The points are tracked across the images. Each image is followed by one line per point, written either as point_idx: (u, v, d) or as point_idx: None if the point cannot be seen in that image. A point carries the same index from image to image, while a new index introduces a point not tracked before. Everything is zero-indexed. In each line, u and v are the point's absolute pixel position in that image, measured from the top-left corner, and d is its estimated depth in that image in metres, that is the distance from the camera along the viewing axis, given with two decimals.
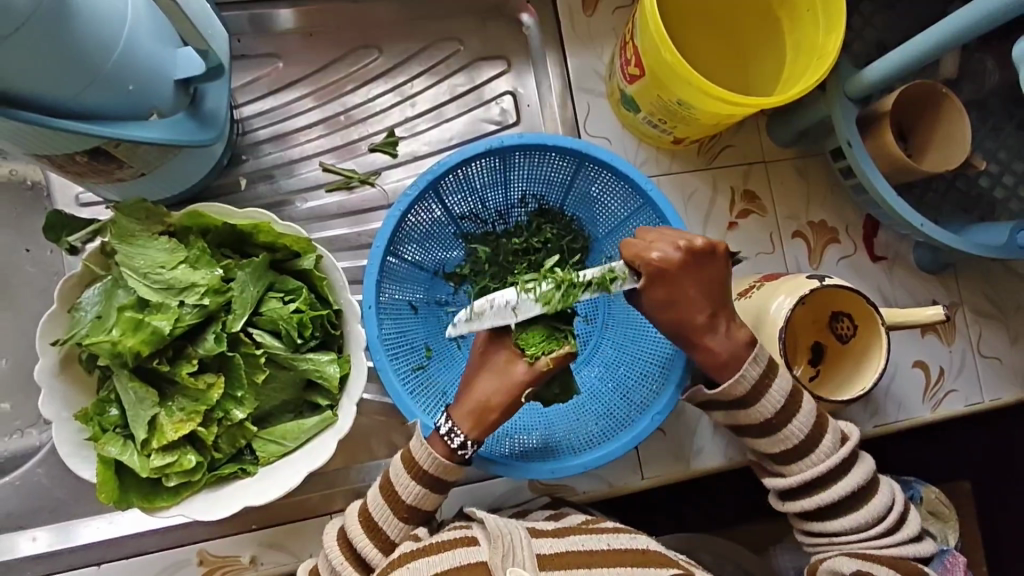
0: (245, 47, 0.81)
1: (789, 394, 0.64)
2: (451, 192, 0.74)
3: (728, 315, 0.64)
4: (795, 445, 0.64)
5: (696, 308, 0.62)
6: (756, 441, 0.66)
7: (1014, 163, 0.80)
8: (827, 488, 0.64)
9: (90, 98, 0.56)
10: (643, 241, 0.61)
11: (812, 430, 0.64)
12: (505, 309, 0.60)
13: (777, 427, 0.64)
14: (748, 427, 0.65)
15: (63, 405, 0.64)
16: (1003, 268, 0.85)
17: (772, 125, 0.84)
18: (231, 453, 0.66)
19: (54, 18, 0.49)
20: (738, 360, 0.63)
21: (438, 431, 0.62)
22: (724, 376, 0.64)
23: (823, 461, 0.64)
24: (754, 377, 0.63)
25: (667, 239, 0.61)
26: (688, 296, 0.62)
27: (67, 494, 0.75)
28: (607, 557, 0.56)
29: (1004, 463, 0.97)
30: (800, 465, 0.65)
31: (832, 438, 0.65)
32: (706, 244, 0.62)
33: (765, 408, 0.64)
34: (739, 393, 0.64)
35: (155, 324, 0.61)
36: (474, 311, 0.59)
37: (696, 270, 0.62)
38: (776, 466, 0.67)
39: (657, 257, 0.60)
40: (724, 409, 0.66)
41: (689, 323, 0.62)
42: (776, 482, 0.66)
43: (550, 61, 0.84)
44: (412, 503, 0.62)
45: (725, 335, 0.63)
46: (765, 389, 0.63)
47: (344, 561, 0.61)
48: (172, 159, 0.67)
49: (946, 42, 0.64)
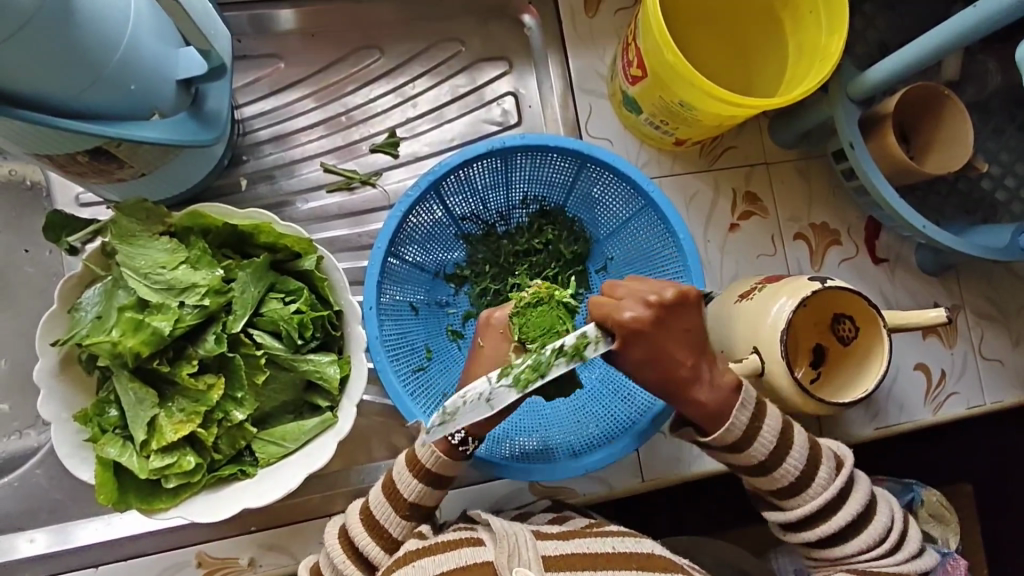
0: (246, 47, 0.81)
1: (779, 433, 0.64)
2: (452, 193, 0.74)
3: (709, 360, 0.60)
4: (792, 481, 0.64)
5: (678, 362, 0.58)
6: (753, 483, 0.65)
7: (1016, 165, 0.80)
8: (832, 514, 0.64)
9: (91, 98, 0.55)
10: (613, 301, 0.56)
11: (807, 465, 0.64)
12: (479, 403, 0.53)
13: (771, 467, 0.64)
14: (741, 468, 0.65)
15: (63, 406, 0.64)
16: (1005, 271, 0.85)
17: (774, 127, 0.84)
18: (231, 454, 0.66)
19: (56, 17, 0.48)
20: (726, 408, 0.61)
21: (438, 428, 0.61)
22: (714, 427, 0.61)
23: (822, 493, 0.64)
24: (743, 423, 0.62)
25: (638, 294, 0.57)
26: (669, 351, 0.57)
27: (66, 495, 0.74)
28: (612, 560, 0.56)
29: (1006, 465, 0.97)
30: (800, 499, 0.64)
31: (827, 468, 0.65)
32: (676, 293, 0.58)
33: (758, 451, 0.63)
34: (731, 439, 0.62)
35: (156, 324, 0.61)
36: (448, 413, 0.53)
37: (672, 324, 0.57)
38: (774, 502, 0.66)
39: (632, 317, 0.55)
40: (714, 453, 0.64)
41: (674, 377, 0.58)
42: (775, 517, 0.65)
43: (552, 62, 0.84)
44: (414, 500, 0.62)
45: (710, 385, 0.60)
46: (756, 433, 0.62)
47: (346, 559, 0.61)
48: (173, 159, 0.67)
49: (949, 44, 0.64)
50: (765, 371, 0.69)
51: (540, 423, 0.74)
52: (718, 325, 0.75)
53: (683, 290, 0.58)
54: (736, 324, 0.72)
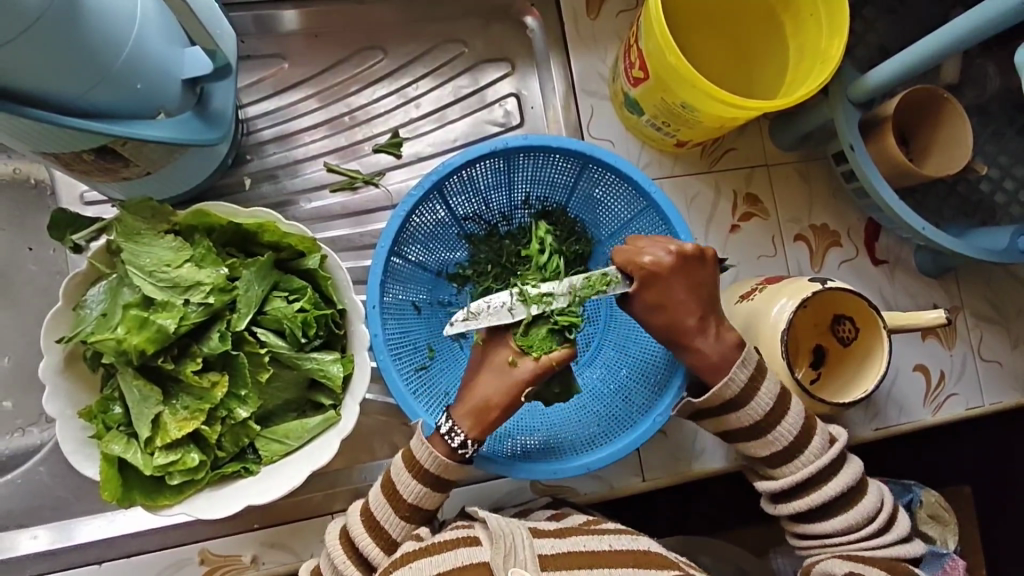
0: (250, 47, 0.81)
1: (777, 397, 0.64)
2: (455, 193, 0.74)
3: (716, 319, 0.65)
4: (784, 446, 0.65)
5: (687, 311, 0.64)
6: (746, 447, 0.66)
7: (1015, 168, 0.81)
8: (819, 488, 0.64)
9: (98, 97, 0.56)
10: (634, 248, 0.63)
11: (800, 433, 0.65)
12: (501, 310, 0.61)
13: (765, 430, 0.65)
14: (735, 431, 0.66)
15: (67, 403, 0.64)
16: (1004, 273, 0.86)
17: (774, 128, 0.84)
18: (234, 452, 0.66)
19: (63, 18, 0.49)
20: (726, 362, 0.64)
21: (440, 430, 0.62)
22: (713, 380, 0.64)
23: (814, 461, 0.65)
24: (742, 379, 0.64)
25: (659, 243, 0.64)
26: (679, 297, 0.64)
27: (69, 492, 0.74)
28: (610, 558, 0.56)
29: (1005, 465, 0.97)
30: (790, 466, 0.65)
31: (820, 439, 0.65)
32: (694, 245, 0.65)
33: (754, 411, 0.64)
34: (728, 395, 0.64)
35: (161, 322, 0.61)
36: (472, 311, 0.61)
37: (685, 271, 0.64)
38: (766, 470, 0.67)
39: (648, 260, 0.62)
40: (711, 416, 0.66)
41: (680, 325, 0.64)
42: (767, 486, 0.66)
43: (554, 63, 0.84)
44: (414, 501, 0.62)
45: (715, 338, 0.64)
46: (754, 392, 0.64)
47: (346, 560, 0.61)
48: (178, 158, 0.67)
49: (948, 49, 0.65)
50: (766, 371, 0.69)
51: (541, 423, 0.74)
52: None
53: (700, 247, 0.65)
54: (739, 323, 0.72)
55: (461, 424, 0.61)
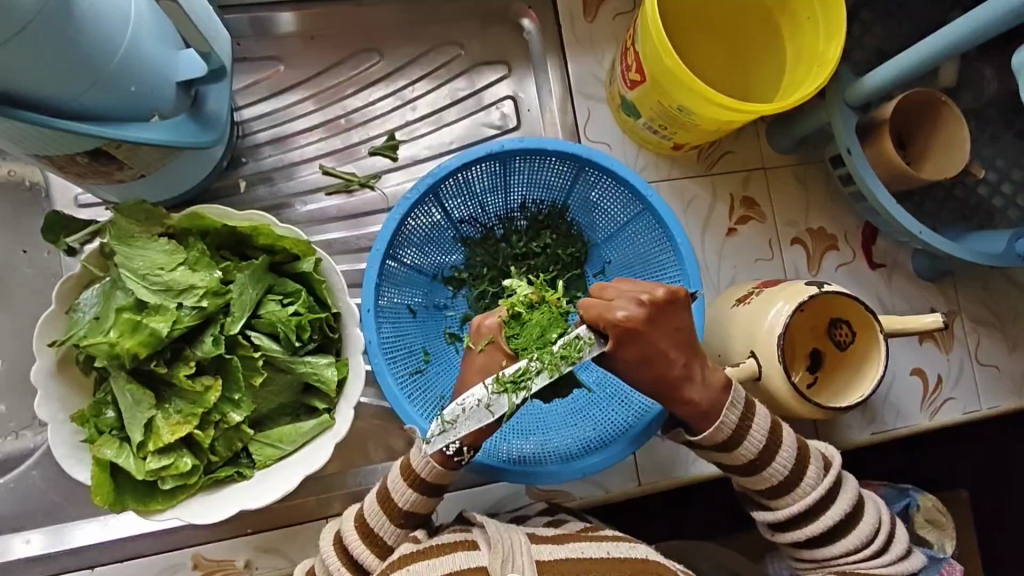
0: (246, 49, 0.81)
1: (768, 432, 0.64)
2: (451, 196, 0.74)
3: (700, 362, 0.60)
4: (779, 480, 0.64)
5: (670, 362, 0.58)
6: (741, 481, 0.65)
7: (1012, 171, 0.80)
8: (816, 517, 0.64)
9: (92, 99, 0.55)
10: (604, 302, 0.56)
11: (795, 465, 0.64)
12: (479, 409, 0.55)
13: (760, 466, 0.63)
14: (731, 467, 0.65)
15: (60, 407, 0.64)
16: (1002, 277, 0.86)
17: (771, 132, 0.84)
18: (227, 456, 0.66)
19: (58, 20, 0.49)
20: (714, 408, 0.61)
21: (434, 437, 0.59)
22: (705, 426, 0.62)
23: (810, 493, 0.64)
24: (732, 421, 0.62)
25: (629, 295, 0.57)
26: (661, 350, 0.57)
27: (63, 497, 0.74)
28: (608, 565, 0.56)
29: (1002, 469, 0.97)
30: (786, 500, 0.64)
31: (816, 469, 0.64)
32: (664, 292, 0.58)
33: (747, 449, 0.63)
34: (720, 437, 0.62)
35: (153, 325, 0.61)
36: (448, 422, 0.56)
37: (665, 324, 0.58)
38: (762, 501, 0.66)
39: (623, 317, 0.55)
40: (706, 452, 0.65)
41: (667, 376, 0.58)
42: (764, 516, 0.65)
43: (551, 66, 0.84)
44: (408, 509, 0.61)
45: (702, 383, 0.60)
46: (746, 431, 0.63)
47: (341, 566, 0.61)
48: (171, 162, 0.67)
49: (945, 52, 0.64)
50: (764, 375, 0.69)
51: (538, 427, 0.74)
52: (717, 329, 0.75)
53: (671, 291, 0.58)
54: (736, 327, 0.72)
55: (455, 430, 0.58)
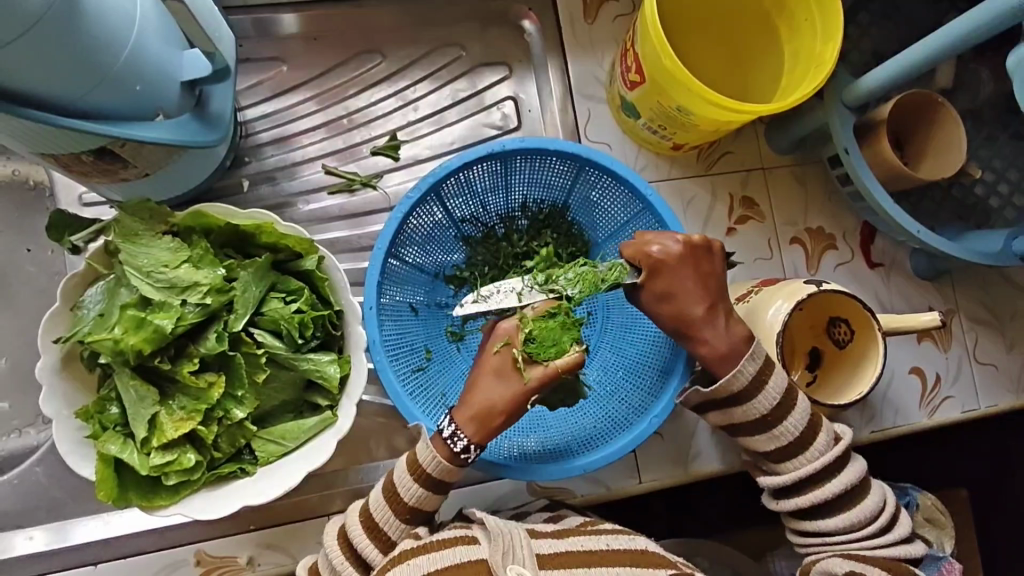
0: (248, 50, 0.81)
1: (784, 391, 0.64)
2: (453, 196, 0.75)
3: (726, 309, 0.66)
4: (790, 440, 0.64)
5: (694, 300, 0.64)
6: (751, 442, 0.66)
7: (1009, 172, 0.81)
8: (820, 486, 0.64)
9: (96, 98, 0.56)
10: (643, 238, 0.65)
11: (806, 428, 0.64)
12: (508, 294, 0.64)
13: (772, 425, 0.64)
14: (743, 425, 0.65)
15: (64, 403, 0.64)
16: (998, 276, 0.86)
17: (770, 133, 0.85)
18: (230, 453, 0.66)
19: (64, 20, 0.49)
20: (732, 354, 0.64)
21: (442, 434, 0.62)
22: (723, 372, 0.64)
23: (817, 460, 0.64)
24: (750, 372, 0.64)
25: (670, 236, 0.64)
26: (687, 289, 0.64)
27: (66, 493, 0.75)
28: (608, 558, 0.57)
29: (999, 467, 0.98)
30: (793, 463, 0.65)
31: (825, 438, 0.65)
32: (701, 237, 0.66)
33: (761, 405, 0.64)
34: (736, 388, 0.64)
35: (158, 322, 0.61)
36: (480, 294, 0.63)
37: (703, 265, 0.65)
38: (769, 464, 0.66)
39: (656, 251, 0.64)
40: (718, 409, 0.66)
41: (688, 316, 0.64)
42: (768, 481, 0.66)
43: (552, 67, 0.85)
44: (414, 505, 0.62)
45: (723, 330, 0.65)
46: (760, 386, 0.64)
47: (344, 561, 0.61)
48: (176, 160, 0.68)
49: (941, 53, 0.65)
50: None
51: (539, 426, 0.74)
52: None
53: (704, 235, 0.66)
54: None
55: (463, 428, 0.61)
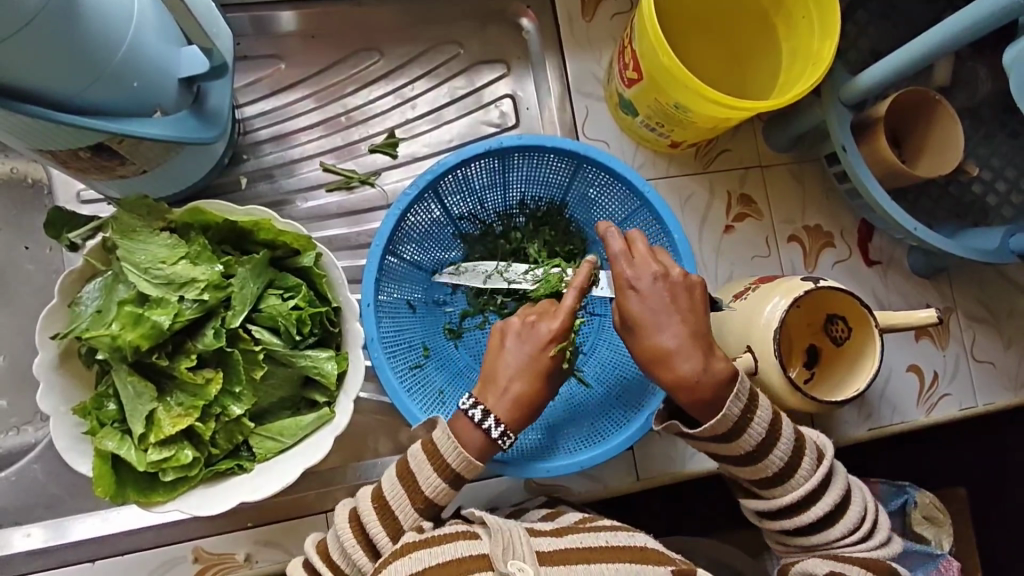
0: (247, 47, 0.82)
1: (769, 425, 0.62)
2: (450, 193, 0.75)
3: (706, 345, 0.61)
4: (775, 471, 0.63)
5: (663, 334, 0.60)
6: (736, 472, 0.64)
7: (1007, 170, 0.81)
8: (804, 509, 0.63)
9: (95, 93, 0.56)
10: (621, 260, 0.62)
11: (791, 457, 0.63)
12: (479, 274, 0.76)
13: (758, 458, 0.62)
14: (728, 458, 0.63)
15: (62, 400, 0.64)
16: (996, 273, 0.86)
17: (768, 130, 0.85)
18: (228, 449, 0.66)
19: (62, 15, 0.49)
20: (715, 397, 0.60)
21: (470, 418, 0.62)
22: (707, 416, 0.60)
23: (803, 483, 0.63)
24: (737, 413, 0.60)
25: (652, 267, 0.62)
26: (657, 321, 0.60)
27: (64, 490, 0.75)
28: (606, 554, 0.57)
29: (996, 465, 0.98)
30: (779, 490, 0.63)
31: (810, 460, 0.64)
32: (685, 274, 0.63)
33: (748, 441, 0.61)
34: (721, 429, 0.60)
35: (155, 318, 0.61)
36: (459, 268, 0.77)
37: (683, 301, 0.61)
38: (754, 489, 0.65)
39: (629, 276, 0.61)
40: (703, 443, 0.63)
41: (656, 350, 0.60)
42: (755, 504, 0.65)
43: (550, 65, 0.85)
44: (432, 496, 0.61)
45: (703, 370, 0.59)
46: (747, 423, 0.61)
47: (355, 544, 0.60)
48: (174, 156, 0.68)
49: (939, 49, 0.65)
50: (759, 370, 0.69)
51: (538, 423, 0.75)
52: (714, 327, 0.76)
53: (688, 274, 0.63)
54: (731, 321, 0.73)
55: (512, 427, 0.62)
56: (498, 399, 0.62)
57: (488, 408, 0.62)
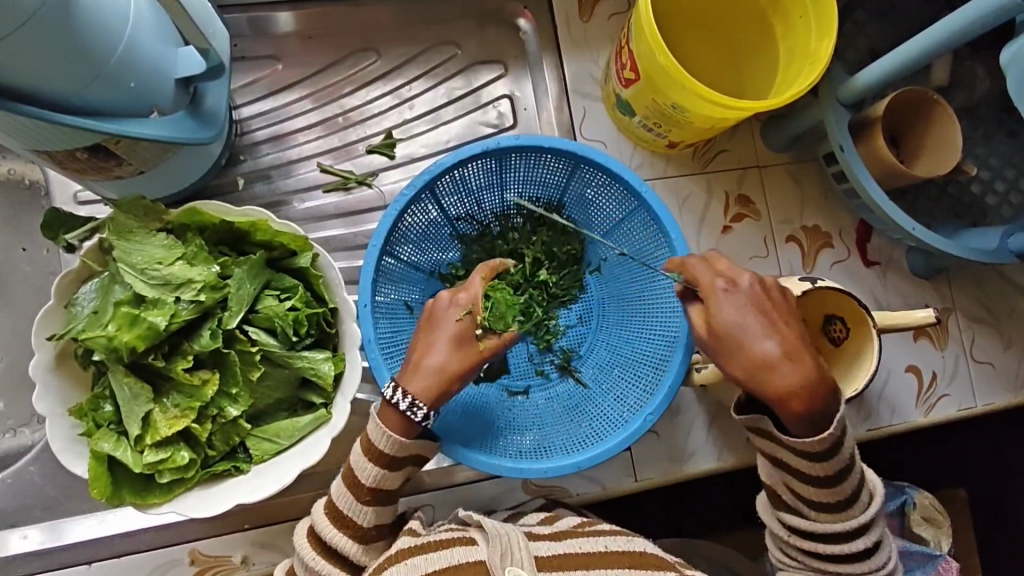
0: (244, 48, 0.81)
1: (854, 455, 0.61)
2: (448, 193, 0.75)
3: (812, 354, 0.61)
4: (841, 497, 0.61)
5: (768, 340, 0.60)
6: (801, 487, 0.61)
7: (1005, 170, 0.81)
8: (850, 539, 0.61)
9: (91, 94, 0.56)
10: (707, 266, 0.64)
11: (859, 490, 0.61)
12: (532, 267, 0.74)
13: (835, 481, 0.60)
14: (803, 472, 0.61)
15: (58, 401, 0.64)
16: (995, 273, 0.86)
17: (766, 130, 0.84)
18: (225, 451, 0.66)
19: (59, 16, 0.49)
20: (820, 412, 0.59)
21: (393, 406, 0.60)
22: (805, 429, 0.59)
23: (858, 516, 0.61)
24: (835, 437, 0.59)
25: (747, 275, 0.63)
26: (756, 327, 0.61)
27: (60, 492, 0.74)
28: (604, 560, 0.56)
29: (995, 465, 0.98)
30: (835, 516, 0.61)
31: (867, 497, 0.62)
32: (774, 283, 0.64)
33: (834, 465, 0.60)
34: (818, 446, 0.59)
35: (152, 319, 0.61)
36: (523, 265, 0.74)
37: (782, 305, 0.63)
38: (802, 508, 0.62)
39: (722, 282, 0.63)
40: (789, 453, 0.60)
41: (762, 360, 0.60)
42: (799, 522, 0.62)
43: (547, 65, 0.85)
44: (372, 485, 0.61)
45: (810, 376, 0.59)
46: (840, 448, 0.60)
47: (317, 557, 0.61)
48: (170, 157, 0.68)
49: (938, 48, 0.65)
50: None
51: (535, 424, 0.74)
52: None
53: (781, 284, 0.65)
54: None
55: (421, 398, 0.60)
56: (416, 376, 0.61)
57: (409, 390, 0.60)
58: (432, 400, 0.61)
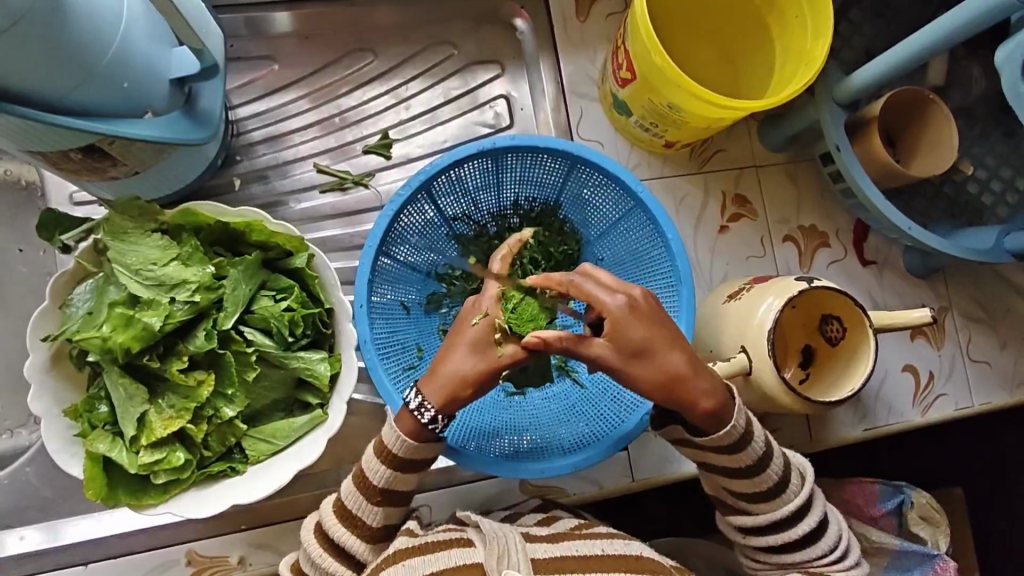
0: (240, 49, 0.81)
1: (767, 440, 0.63)
2: (444, 193, 0.75)
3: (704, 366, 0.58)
4: (770, 486, 0.62)
5: (674, 360, 0.56)
6: (729, 484, 0.63)
7: (1002, 169, 0.81)
8: (791, 525, 0.62)
9: (84, 95, 0.56)
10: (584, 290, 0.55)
11: (783, 472, 0.63)
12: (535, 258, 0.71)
13: (755, 471, 0.62)
14: (724, 469, 0.63)
15: (54, 402, 0.64)
16: (991, 273, 0.86)
17: (763, 130, 0.84)
18: (220, 452, 0.66)
19: (50, 15, 0.49)
20: (725, 409, 0.59)
21: (408, 407, 0.59)
22: (715, 428, 0.60)
23: (792, 500, 0.63)
24: (742, 426, 0.60)
25: (608, 289, 0.55)
26: (664, 349, 0.55)
27: (56, 493, 0.74)
28: (601, 563, 0.56)
29: (991, 464, 0.98)
30: (768, 504, 0.63)
31: (795, 479, 0.64)
32: (639, 290, 0.56)
33: (749, 454, 0.61)
34: (727, 441, 0.60)
35: (146, 319, 0.61)
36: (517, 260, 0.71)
37: (648, 317, 0.55)
38: (738, 504, 0.64)
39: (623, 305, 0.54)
40: (701, 452, 0.63)
41: (675, 378, 0.56)
42: (743, 521, 0.63)
43: (544, 65, 0.85)
44: (382, 486, 0.61)
45: (712, 389, 0.58)
46: (748, 438, 0.61)
47: (323, 553, 0.60)
48: (165, 158, 0.67)
49: (933, 47, 0.65)
50: (754, 370, 0.69)
51: (531, 423, 0.74)
52: (710, 329, 0.75)
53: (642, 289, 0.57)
54: (727, 322, 0.72)
55: (430, 400, 0.57)
56: (431, 381, 0.58)
57: (421, 394, 0.58)
58: (446, 408, 0.57)
